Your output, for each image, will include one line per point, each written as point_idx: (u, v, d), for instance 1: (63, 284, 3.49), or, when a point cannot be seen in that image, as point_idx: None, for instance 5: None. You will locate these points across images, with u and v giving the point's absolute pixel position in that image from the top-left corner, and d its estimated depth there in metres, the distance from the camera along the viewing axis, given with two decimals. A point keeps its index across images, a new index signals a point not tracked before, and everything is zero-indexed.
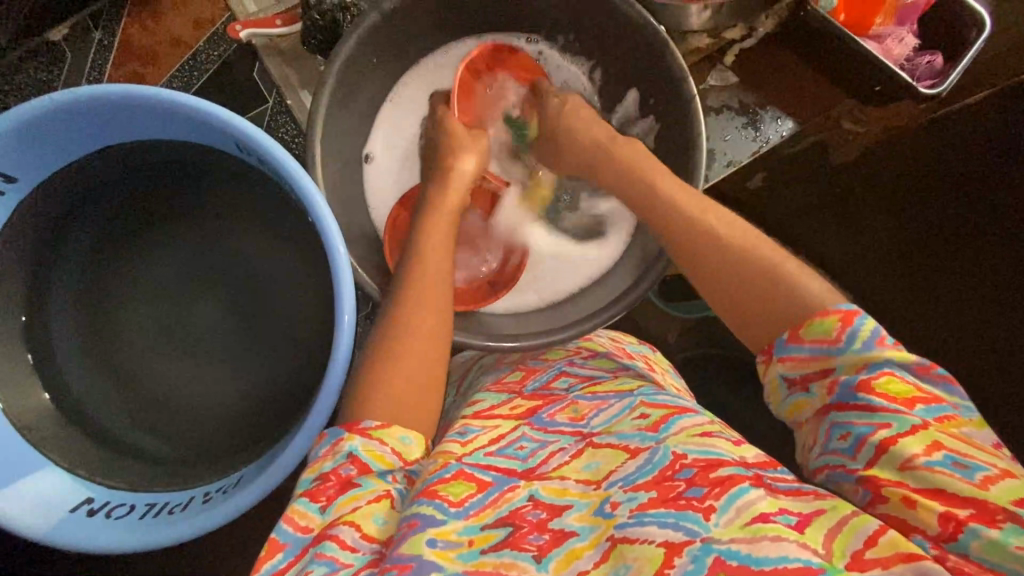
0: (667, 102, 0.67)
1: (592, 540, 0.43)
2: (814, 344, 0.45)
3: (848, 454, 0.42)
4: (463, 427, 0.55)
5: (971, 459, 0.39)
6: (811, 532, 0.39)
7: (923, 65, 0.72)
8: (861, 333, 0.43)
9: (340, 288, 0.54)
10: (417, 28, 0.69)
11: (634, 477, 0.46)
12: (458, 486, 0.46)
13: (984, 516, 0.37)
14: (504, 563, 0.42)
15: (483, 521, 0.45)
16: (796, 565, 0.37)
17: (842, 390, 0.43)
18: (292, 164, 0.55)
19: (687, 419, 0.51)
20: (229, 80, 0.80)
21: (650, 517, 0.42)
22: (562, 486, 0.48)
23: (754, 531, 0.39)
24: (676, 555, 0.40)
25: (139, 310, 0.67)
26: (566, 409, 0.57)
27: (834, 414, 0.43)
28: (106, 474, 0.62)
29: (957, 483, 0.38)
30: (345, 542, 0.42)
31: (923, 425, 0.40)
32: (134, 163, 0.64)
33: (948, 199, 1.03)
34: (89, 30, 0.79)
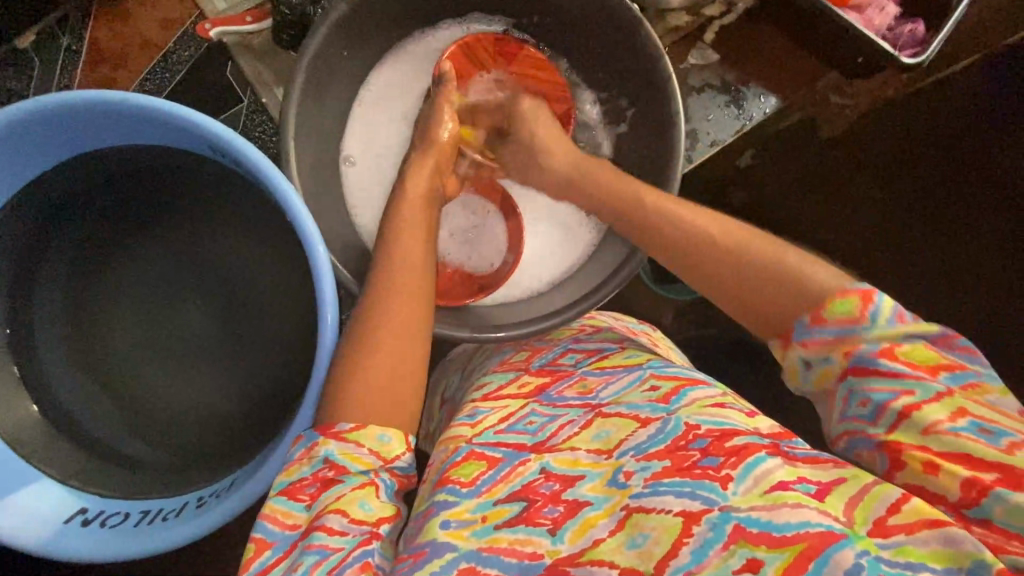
0: (643, 82, 0.66)
1: (607, 510, 0.42)
2: (839, 325, 0.41)
3: (869, 420, 0.40)
4: (472, 409, 0.56)
5: (997, 425, 0.36)
6: (831, 500, 0.37)
7: (905, 33, 0.71)
8: (884, 308, 0.40)
9: (323, 285, 0.54)
10: (388, 16, 0.67)
11: (646, 446, 0.45)
12: (468, 467, 0.48)
13: (1014, 481, 0.34)
14: (519, 539, 0.42)
15: (496, 496, 0.46)
16: (817, 529, 0.35)
17: (862, 357, 0.40)
18: (265, 162, 0.54)
19: (698, 391, 0.49)
20: (202, 80, 0.78)
21: (666, 487, 0.41)
22: (574, 457, 0.47)
23: (774, 498, 0.38)
24: (695, 524, 0.38)
25: (122, 317, 0.66)
26: (575, 384, 0.57)
27: (854, 380, 0.40)
28: (99, 483, 0.62)
29: (984, 447, 0.36)
30: (332, 528, 0.44)
31: (947, 391, 0.38)
32: (110, 169, 0.63)
33: (936, 169, 1.03)
34: (57, 36, 0.78)
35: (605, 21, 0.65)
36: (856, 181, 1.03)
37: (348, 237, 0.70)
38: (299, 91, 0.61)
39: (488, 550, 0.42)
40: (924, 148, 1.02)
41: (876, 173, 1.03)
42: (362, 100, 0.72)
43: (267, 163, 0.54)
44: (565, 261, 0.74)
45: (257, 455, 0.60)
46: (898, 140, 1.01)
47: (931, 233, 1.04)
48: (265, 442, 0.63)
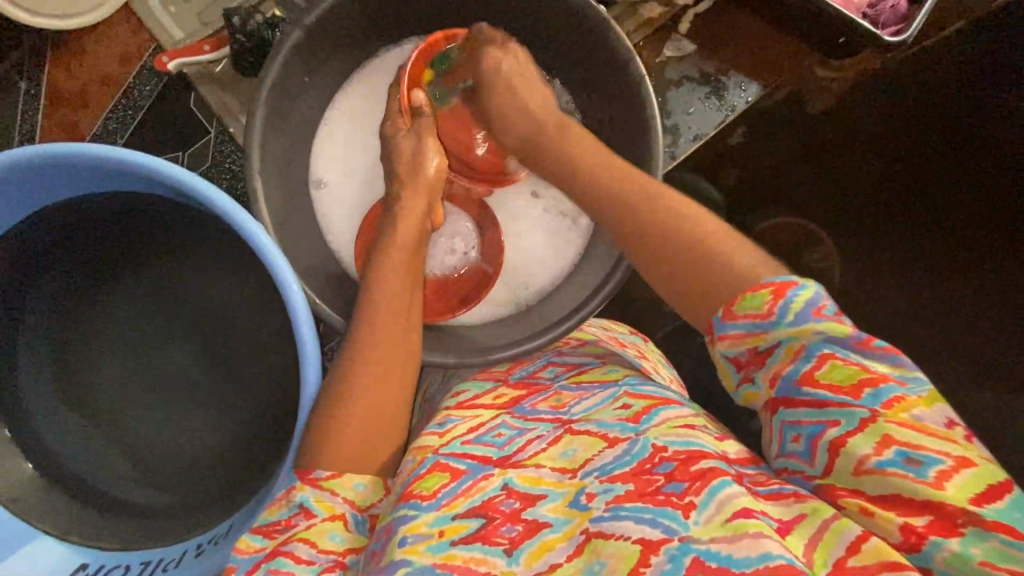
0: (616, 85, 0.63)
1: (566, 532, 0.43)
2: (748, 321, 0.41)
3: (806, 459, 0.40)
4: (444, 418, 0.55)
5: (924, 452, 0.36)
6: (792, 538, 0.38)
7: (887, 9, 0.68)
8: (795, 303, 0.39)
9: (299, 324, 0.53)
10: (348, 35, 0.65)
11: (611, 467, 0.45)
12: (430, 479, 0.47)
13: (944, 525, 0.35)
14: (475, 558, 0.43)
15: (454, 510, 0.45)
16: (777, 565, 0.36)
17: (786, 388, 0.40)
18: (229, 203, 0.52)
19: (671, 410, 0.49)
20: (165, 113, 0.76)
21: (626, 512, 0.42)
22: (537, 474, 0.47)
23: (734, 528, 0.38)
24: (653, 554, 0.39)
25: (105, 366, 0.65)
26: (549, 398, 0.57)
27: (784, 412, 0.41)
28: (97, 534, 0.62)
29: (909, 484, 0.36)
30: (300, 556, 0.46)
31: (870, 417, 0.37)
32: (78, 219, 0.62)
33: (932, 135, 0.98)
34: (13, 81, 0.76)
35: (574, 23, 0.62)
36: (847, 154, 1.00)
37: (326, 264, 0.68)
38: (262, 123, 0.59)
39: (442, 566, 0.42)
40: (920, 113, 0.97)
41: (866, 144, 0.99)
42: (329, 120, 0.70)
43: (229, 202, 0.53)
44: (556, 271, 0.73)
45: (252, 496, 0.60)
46: (890, 108, 0.97)
47: (926, 201, 1.01)
48: (259, 481, 0.63)
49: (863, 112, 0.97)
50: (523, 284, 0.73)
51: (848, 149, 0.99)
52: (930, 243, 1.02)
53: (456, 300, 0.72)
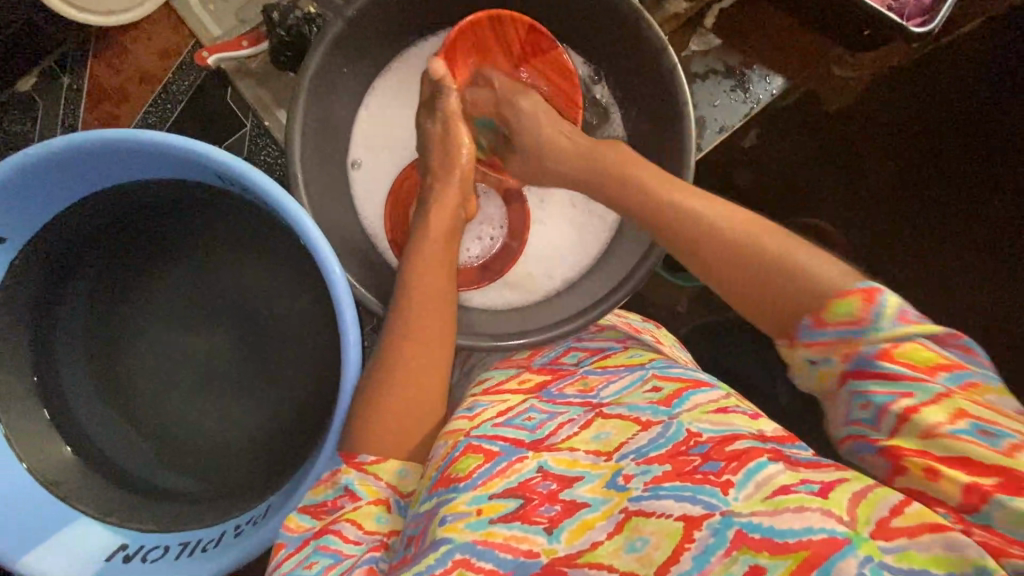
0: (647, 75, 0.65)
1: (605, 511, 0.43)
2: (840, 327, 0.41)
3: (871, 424, 0.39)
4: (471, 403, 0.54)
5: (998, 426, 0.35)
6: (834, 497, 0.37)
7: (911, 2, 0.69)
8: (886, 309, 0.40)
9: (341, 305, 0.54)
10: (386, 29, 0.67)
11: (647, 449, 0.45)
12: (465, 461, 0.47)
13: (1012, 486, 0.34)
14: (515, 536, 0.43)
15: (491, 490, 0.45)
16: (820, 536, 0.35)
17: (860, 359, 0.40)
18: (273, 186, 0.54)
19: (701, 394, 0.50)
20: (203, 109, 0.80)
21: (665, 491, 0.41)
22: (571, 457, 0.47)
23: (776, 503, 0.38)
24: (696, 530, 0.39)
25: (145, 351, 0.66)
26: (576, 382, 0.57)
27: (854, 382, 0.40)
28: (137, 517, 0.62)
29: (982, 451, 0.35)
30: (347, 536, 0.49)
31: (947, 393, 0.37)
32: (127, 207, 0.63)
33: (946, 130, 0.98)
34: (57, 77, 0.80)
35: (608, 13, 0.64)
36: (864, 148, 0.99)
37: (362, 251, 0.69)
38: (303, 112, 0.61)
39: (483, 543, 0.42)
40: (933, 108, 0.97)
41: (883, 139, 0.99)
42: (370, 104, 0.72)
43: (282, 197, 0.54)
44: (582, 261, 0.74)
45: (289, 478, 0.60)
46: (905, 103, 0.97)
47: (943, 197, 1.00)
48: (294, 465, 0.63)
49: (882, 107, 0.97)
50: (546, 273, 0.74)
51: (870, 144, 0.99)
52: (955, 237, 1.01)
53: (476, 269, 0.74)
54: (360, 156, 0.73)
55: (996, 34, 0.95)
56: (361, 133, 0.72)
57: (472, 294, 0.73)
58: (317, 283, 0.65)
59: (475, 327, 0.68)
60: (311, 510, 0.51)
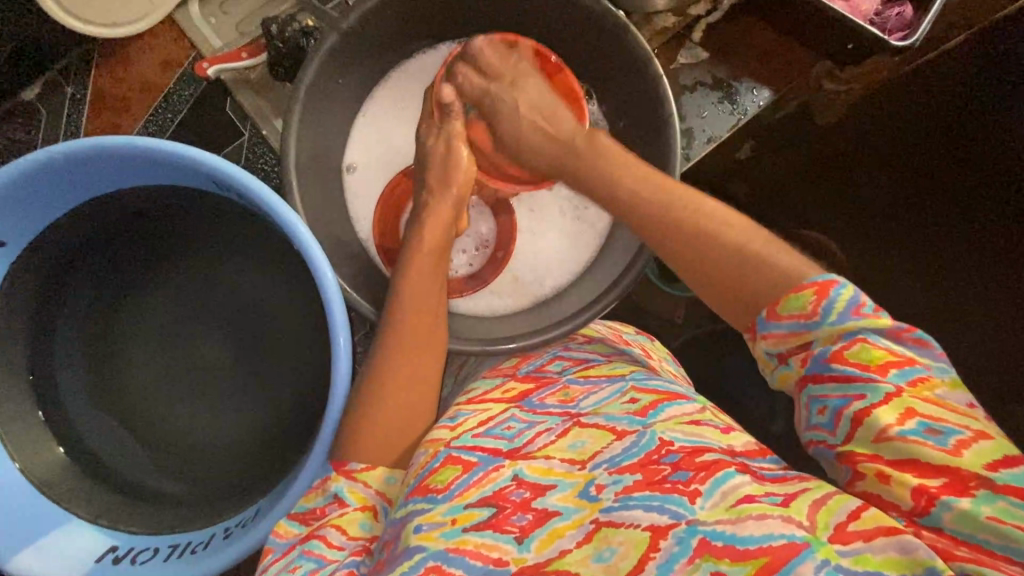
0: (636, 88, 0.66)
1: (576, 520, 0.43)
2: (791, 320, 0.43)
3: (826, 429, 0.41)
4: (454, 412, 0.56)
5: (944, 423, 0.37)
6: (795, 504, 0.39)
7: (893, 17, 0.71)
8: (837, 303, 0.41)
9: (332, 311, 0.55)
10: (381, 44, 0.69)
11: (619, 459, 0.46)
12: (444, 472, 0.47)
13: (957, 486, 0.36)
14: (486, 543, 0.43)
15: (467, 500, 0.46)
16: (781, 541, 0.36)
17: (816, 363, 0.42)
18: (266, 191, 0.55)
19: (675, 406, 0.50)
20: (204, 118, 0.82)
21: (635, 501, 0.42)
22: (547, 466, 0.47)
23: (739, 511, 0.39)
24: (662, 539, 0.39)
25: (138, 354, 0.67)
26: (557, 393, 0.58)
27: (812, 387, 0.42)
28: (129, 519, 0.63)
29: (930, 450, 0.37)
30: (331, 541, 0.49)
31: (897, 391, 0.39)
32: (123, 211, 0.64)
33: (932, 144, 0.99)
34: (61, 86, 0.82)
35: (596, 27, 0.65)
36: (852, 161, 1.00)
37: (354, 258, 0.70)
38: (298, 124, 0.63)
39: (455, 551, 0.43)
40: (920, 123, 0.98)
41: (871, 152, 1.00)
42: (366, 113, 0.74)
43: (282, 206, 0.55)
44: (567, 270, 0.75)
45: (279, 482, 0.60)
46: (893, 116, 0.98)
47: (930, 210, 1.01)
48: (284, 469, 0.64)
49: (870, 122, 0.98)
50: (533, 281, 0.75)
51: (858, 160, 1.00)
52: (944, 250, 1.02)
53: (464, 278, 0.75)
54: (354, 158, 0.74)
55: (986, 48, 0.94)
56: (354, 138, 0.74)
57: (458, 300, 0.74)
58: (309, 289, 0.66)
59: (458, 331, 0.68)
60: (300, 516, 0.52)
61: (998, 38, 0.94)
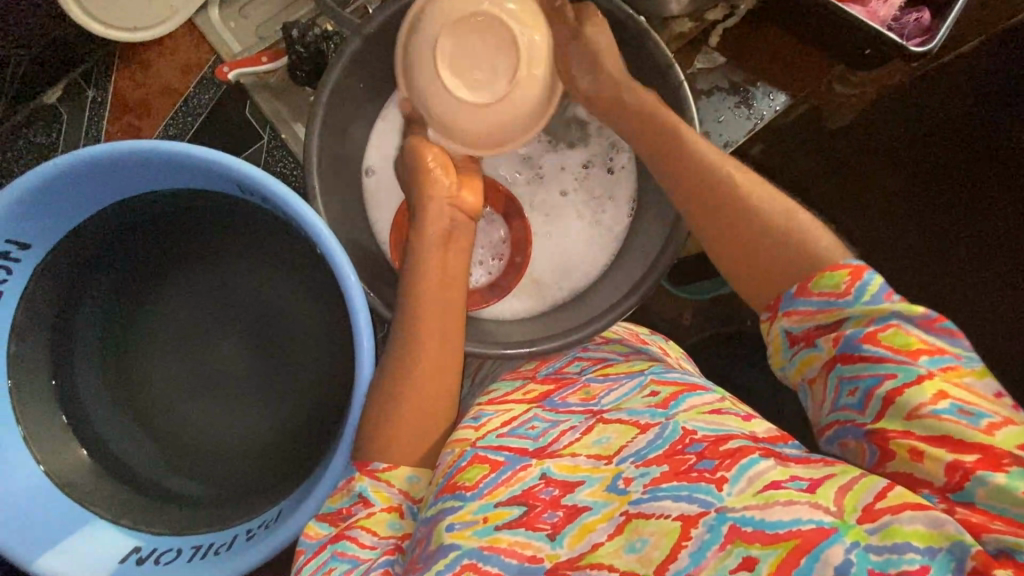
0: (656, 94, 0.67)
1: (606, 514, 0.43)
2: (821, 299, 0.44)
3: (857, 409, 0.41)
4: (476, 413, 0.56)
5: (976, 406, 0.38)
6: (823, 490, 0.39)
7: (911, 23, 0.72)
8: (871, 285, 0.42)
9: (356, 313, 0.55)
10: (402, 48, 0.70)
11: (645, 452, 0.46)
12: (472, 471, 0.48)
13: (989, 462, 0.36)
14: (519, 541, 0.43)
15: (497, 498, 0.46)
16: (809, 526, 0.37)
17: (847, 343, 0.42)
18: (292, 197, 0.55)
19: (696, 397, 0.51)
20: (223, 122, 0.83)
21: (664, 491, 0.42)
22: (574, 463, 0.47)
23: (766, 497, 0.39)
24: (693, 527, 0.39)
25: (160, 356, 0.68)
26: (578, 391, 0.58)
27: (841, 367, 0.42)
28: (150, 520, 0.63)
29: (963, 429, 0.37)
30: (364, 542, 0.50)
31: (928, 374, 0.39)
32: (147, 214, 0.65)
33: (944, 148, 1.00)
34: (82, 90, 0.83)
35: (616, 32, 0.66)
36: (866, 165, 1.01)
37: (373, 260, 0.71)
38: (321, 128, 0.63)
39: (489, 548, 0.43)
40: (933, 126, 0.99)
41: (884, 155, 1.00)
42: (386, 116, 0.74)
43: (305, 210, 0.56)
44: (583, 272, 0.75)
45: (303, 483, 0.61)
46: (907, 119, 0.98)
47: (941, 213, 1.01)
48: (304, 471, 0.64)
49: (878, 126, 0.98)
50: (550, 285, 0.75)
51: (864, 163, 1.00)
52: (949, 253, 1.01)
53: (484, 288, 0.75)
54: (373, 161, 0.75)
55: (1002, 52, 0.94)
56: (374, 141, 0.74)
57: (479, 310, 0.74)
58: (328, 291, 0.67)
59: (478, 336, 0.68)
60: (328, 517, 0.52)
61: (1014, 43, 0.93)
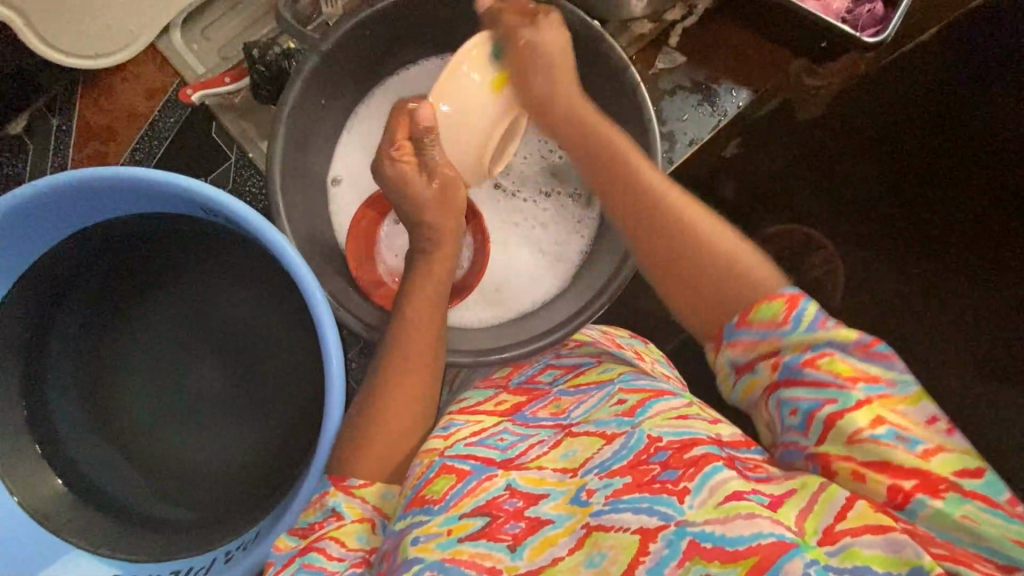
0: (615, 95, 0.67)
1: (567, 527, 0.43)
2: (762, 327, 0.45)
3: (801, 431, 0.43)
4: (448, 421, 0.56)
5: (910, 432, 0.40)
6: (784, 510, 0.39)
7: (864, 14, 0.72)
8: (806, 316, 0.44)
9: (323, 328, 0.55)
10: (362, 61, 0.70)
11: (609, 463, 0.46)
12: (440, 482, 0.48)
13: (927, 486, 0.38)
14: (481, 553, 0.43)
15: (462, 510, 0.46)
16: (768, 541, 0.37)
17: (788, 368, 0.43)
18: (253, 215, 0.55)
19: (662, 403, 0.51)
20: (190, 144, 0.83)
21: (625, 503, 0.42)
22: (539, 475, 0.47)
23: (727, 510, 0.39)
24: (651, 542, 0.39)
25: (133, 382, 0.67)
26: (549, 405, 0.58)
27: (784, 391, 0.44)
28: (129, 548, 0.63)
29: (900, 454, 0.39)
30: (331, 553, 0.49)
31: (867, 399, 0.41)
32: (112, 240, 0.65)
33: (918, 134, 0.99)
34: (47, 118, 0.83)
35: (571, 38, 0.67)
36: (843, 156, 1.01)
37: (344, 276, 0.71)
38: (282, 145, 0.63)
39: (450, 560, 0.43)
40: (908, 112, 0.99)
41: (859, 145, 1.00)
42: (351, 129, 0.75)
43: (269, 228, 0.56)
44: (559, 274, 0.75)
45: (276, 507, 0.60)
46: (881, 108, 0.99)
47: (925, 199, 1.01)
48: (281, 491, 0.63)
49: (852, 117, 0.99)
50: (526, 290, 0.75)
51: (842, 153, 1.01)
52: (934, 239, 1.01)
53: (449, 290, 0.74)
54: (338, 171, 0.75)
55: (974, 31, 0.92)
56: (340, 152, 0.75)
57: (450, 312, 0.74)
58: (299, 309, 0.67)
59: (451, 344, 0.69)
60: (299, 531, 0.52)
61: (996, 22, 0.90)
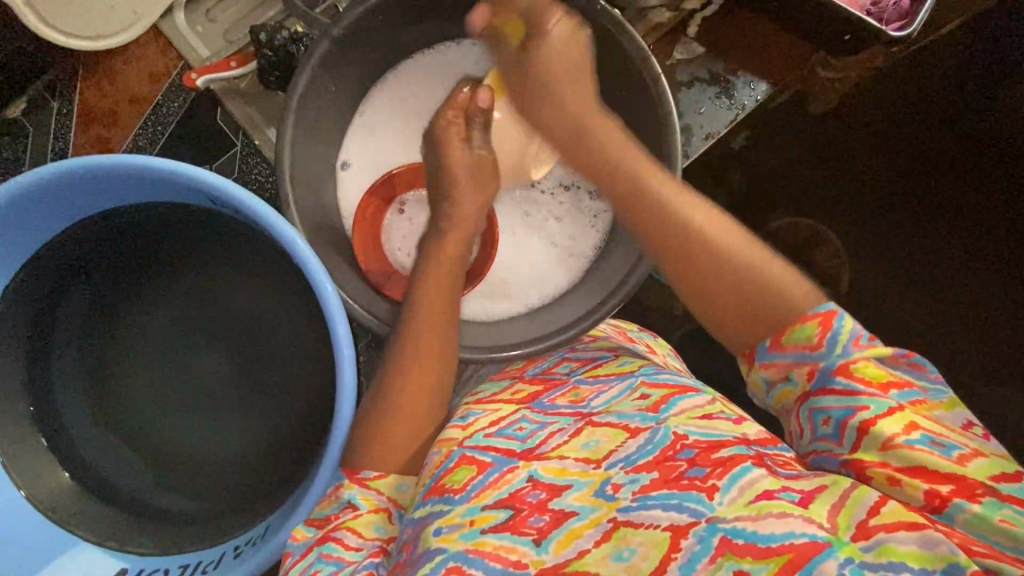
0: (631, 86, 0.65)
1: (593, 520, 0.43)
2: (796, 351, 0.44)
3: (834, 440, 0.42)
4: (465, 412, 0.55)
5: (945, 437, 0.39)
6: (815, 506, 0.38)
7: (890, 7, 0.70)
8: (840, 336, 0.43)
9: (334, 322, 0.53)
10: (373, 46, 0.68)
11: (635, 457, 0.46)
12: (460, 472, 0.47)
13: (964, 492, 0.38)
14: (505, 546, 0.43)
15: (484, 502, 0.45)
16: (802, 540, 0.37)
17: (821, 376, 0.43)
18: (261, 206, 0.53)
19: (687, 400, 0.50)
20: (194, 130, 0.81)
21: (654, 500, 0.41)
22: (561, 465, 0.47)
23: (758, 508, 0.39)
24: (682, 538, 0.39)
25: (138, 374, 0.66)
26: (567, 392, 0.57)
27: (815, 400, 0.43)
28: (138, 540, 0.63)
29: (937, 460, 0.39)
30: (349, 543, 0.49)
31: (899, 406, 0.40)
32: (115, 230, 0.63)
33: (931, 129, 0.99)
34: (47, 101, 0.81)
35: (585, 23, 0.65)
36: (858, 151, 0.99)
37: (355, 266, 0.70)
38: (292, 133, 0.61)
39: (475, 552, 0.43)
40: (922, 106, 0.98)
41: (874, 139, 0.99)
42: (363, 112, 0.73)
43: (280, 222, 0.54)
44: (573, 266, 0.74)
45: (287, 500, 0.60)
46: (895, 102, 0.98)
47: (939, 197, 1.00)
48: (290, 484, 0.63)
49: (866, 111, 0.98)
50: (538, 280, 0.74)
51: (857, 146, 0.99)
52: (945, 237, 1.01)
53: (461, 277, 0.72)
54: (349, 155, 0.73)
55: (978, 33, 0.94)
56: (353, 134, 0.73)
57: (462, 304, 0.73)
58: (310, 301, 0.65)
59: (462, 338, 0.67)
60: (316, 521, 0.52)
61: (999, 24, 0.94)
